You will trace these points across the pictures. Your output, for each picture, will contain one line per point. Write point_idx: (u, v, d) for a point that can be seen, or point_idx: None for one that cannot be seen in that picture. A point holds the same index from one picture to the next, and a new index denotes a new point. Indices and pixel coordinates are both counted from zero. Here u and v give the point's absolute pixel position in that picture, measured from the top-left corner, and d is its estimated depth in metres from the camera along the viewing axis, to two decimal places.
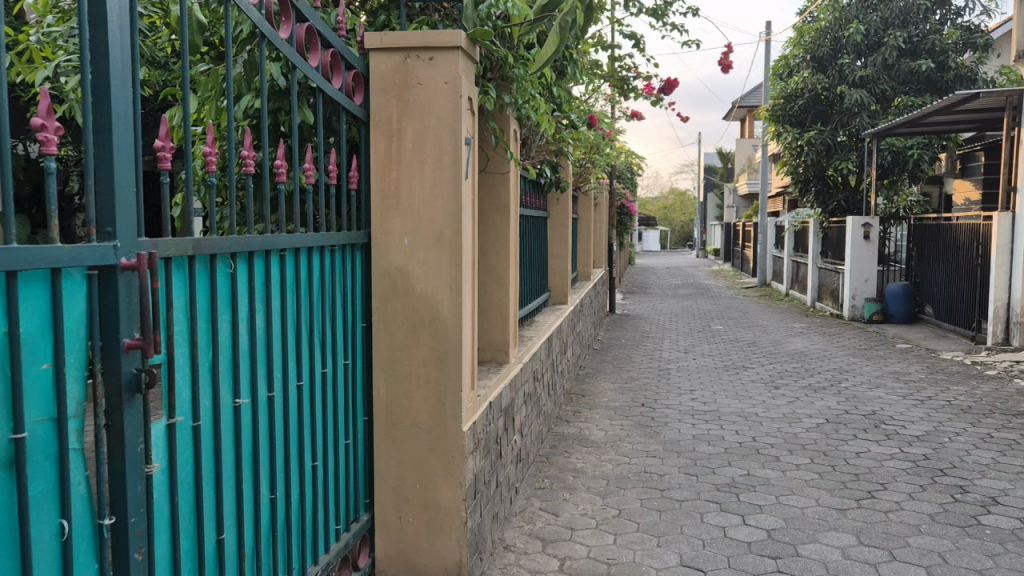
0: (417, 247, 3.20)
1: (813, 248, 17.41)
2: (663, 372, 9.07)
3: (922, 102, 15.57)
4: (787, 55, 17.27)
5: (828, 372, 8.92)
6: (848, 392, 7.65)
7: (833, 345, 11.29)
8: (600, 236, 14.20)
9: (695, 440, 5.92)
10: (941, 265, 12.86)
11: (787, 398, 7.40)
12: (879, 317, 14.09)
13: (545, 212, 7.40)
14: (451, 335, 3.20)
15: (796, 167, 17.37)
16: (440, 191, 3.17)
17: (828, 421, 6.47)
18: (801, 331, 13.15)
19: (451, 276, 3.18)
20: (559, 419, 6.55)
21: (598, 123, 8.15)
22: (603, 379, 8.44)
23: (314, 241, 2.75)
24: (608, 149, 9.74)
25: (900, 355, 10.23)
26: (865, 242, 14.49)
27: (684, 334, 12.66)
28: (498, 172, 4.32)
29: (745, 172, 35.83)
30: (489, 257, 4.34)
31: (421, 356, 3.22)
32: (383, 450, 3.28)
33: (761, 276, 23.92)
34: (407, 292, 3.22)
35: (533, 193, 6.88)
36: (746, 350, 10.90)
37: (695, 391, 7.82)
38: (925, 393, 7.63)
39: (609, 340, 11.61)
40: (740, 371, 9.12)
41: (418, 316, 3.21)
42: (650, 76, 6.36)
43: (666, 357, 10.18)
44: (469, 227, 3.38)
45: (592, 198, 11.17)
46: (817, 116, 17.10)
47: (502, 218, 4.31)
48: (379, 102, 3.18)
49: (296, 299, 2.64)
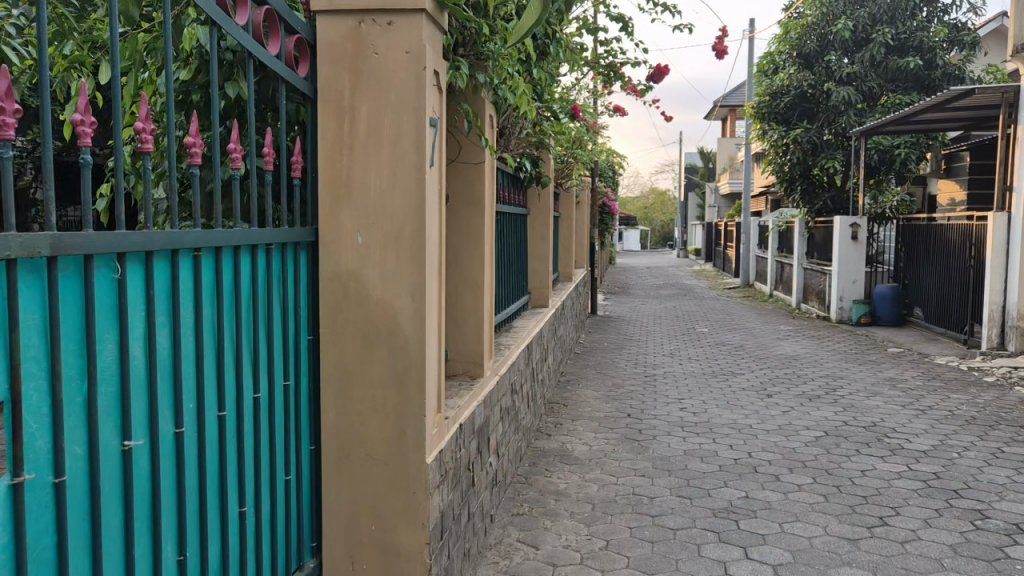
0: (373, 247, 2.71)
1: (798, 248, 17.07)
2: (649, 378, 8.64)
3: (910, 101, 15.23)
4: (773, 52, 16.91)
5: (821, 378, 8.52)
6: (845, 402, 7.24)
7: (823, 350, 10.89)
8: (583, 235, 13.78)
9: (687, 457, 5.48)
10: (931, 266, 12.52)
11: (781, 409, 6.97)
12: (867, 319, 13.76)
13: (525, 209, 6.92)
14: (413, 351, 2.70)
15: (781, 166, 17.00)
16: (399, 181, 2.68)
17: (827, 434, 6.04)
18: (788, 334, 12.77)
19: (411, 280, 2.69)
20: (540, 432, 6.09)
21: (581, 115, 7.68)
22: (586, 386, 7.99)
23: (243, 240, 2.25)
24: (591, 144, 9.28)
25: (893, 361, 9.84)
26: (853, 243, 14.13)
27: (669, 337, 12.24)
28: (473, 162, 3.85)
29: (727, 171, 35.53)
30: (461, 258, 3.87)
31: (377, 375, 2.73)
32: (332, 484, 2.78)
33: (744, 277, 23.58)
34: (362, 298, 2.73)
35: (512, 188, 6.41)
36: (734, 354, 10.48)
37: (683, 400, 7.39)
38: (925, 402, 7.22)
39: (592, 343, 11.17)
40: (729, 377, 8.70)
41: (374, 328, 2.72)
42: (638, 63, 5.88)
43: (651, 362, 9.74)
44: (435, 223, 2.90)
45: (573, 195, 10.70)
46: (803, 114, 16.73)
47: (477, 214, 3.84)
48: (328, 74, 2.69)
49: (216, 310, 2.14)
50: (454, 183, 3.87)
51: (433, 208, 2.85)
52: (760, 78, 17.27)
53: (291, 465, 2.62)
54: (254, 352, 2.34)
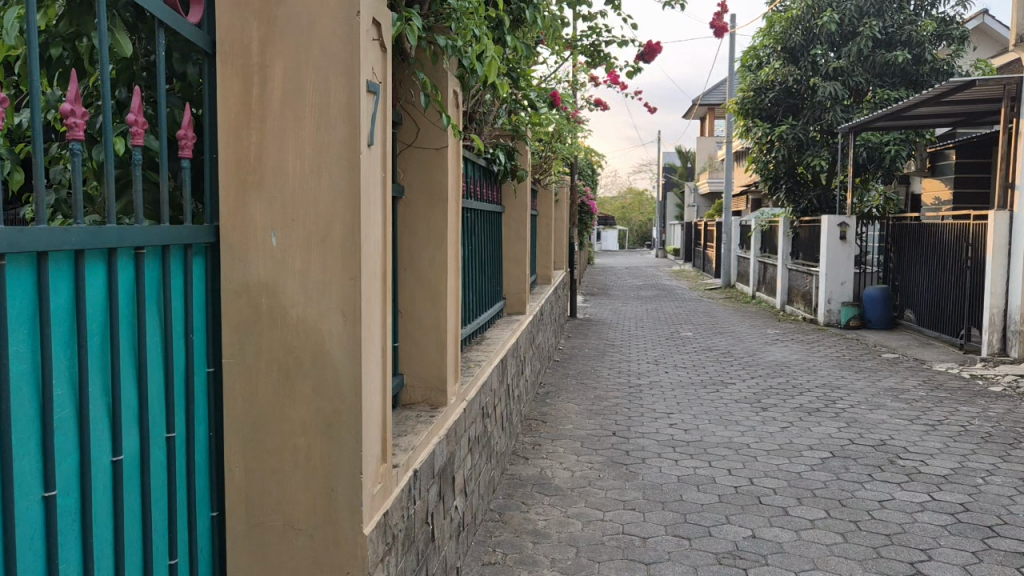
0: (294, 248, 2.05)
1: (782, 249, 16.52)
2: (633, 389, 8.03)
3: (898, 96, 14.74)
4: (756, 46, 16.39)
5: (817, 389, 7.96)
6: (847, 416, 6.67)
7: (814, 356, 10.34)
8: (562, 237, 13.19)
9: (680, 485, 4.86)
10: (923, 267, 12.04)
11: (779, 425, 6.39)
12: (856, 323, 13.23)
13: (499, 206, 6.27)
14: (346, 389, 2.05)
15: (766, 164, 16.48)
16: (326, 164, 2.02)
17: (834, 455, 5.46)
18: (776, 338, 12.22)
19: (343, 293, 2.04)
20: (516, 455, 5.46)
21: (561, 103, 7.04)
22: (566, 399, 7.36)
23: (89, 238, 1.55)
24: (570, 137, 8.64)
25: (889, 367, 9.31)
26: (842, 243, 13.59)
27: (652, 342, 11.65)
28: (432, 146, 3.19)
29: (706, 170, 35.10)
30: (419, 262, 3.24)
31: (298, 417, 2.07)
32: (241, 563, 2.11)
33: (725, 277, 23.08)
34: (279, 316, 2.06)
35: (484, 182, 5.75)
36: (722, 362, 9.89)
37: (672, 415, 6.78)
38: (933, 417, 6.66)
39: (572, 350, 10.56)
40: (719, 387, 8.11)
41: (294, 357, 2.07)
42: (626, 42, 5.26)
43: (635, 371, 9.14)
44: (377, 220, 2.24)
45: (551, 193, 10.06)
46: (787, 110, 16.20)
47: (437, 209, 3.20)
48: (231, 21, 2.02)
49: (40, 346, 1.46)
50: (411, 170, 3.21)
51: (374, 199, 2.20)
52: (743, 73, 16.73)
53: (182, 546, 1.95)
54: (113, 401, 1.66)
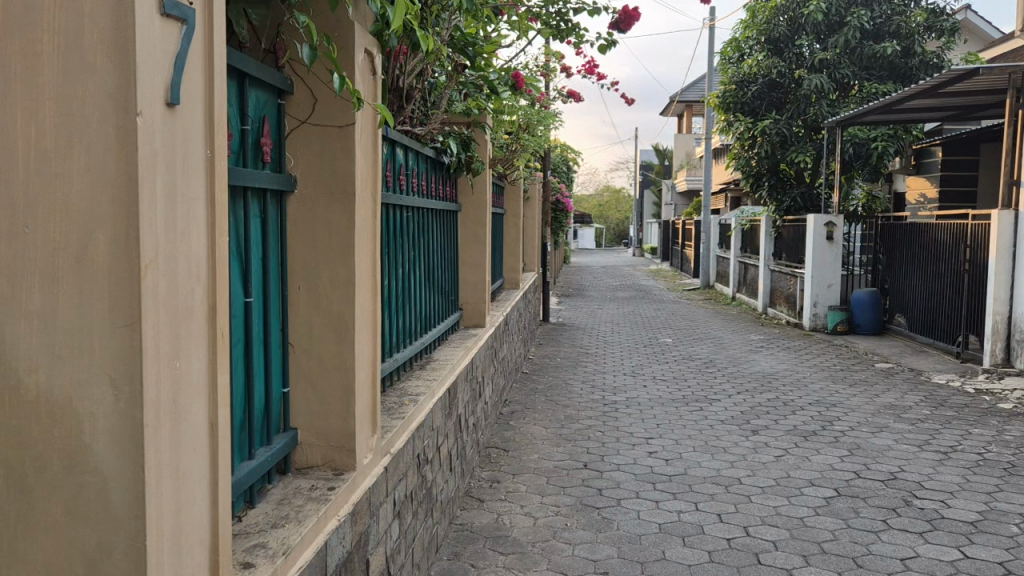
0: (30, 273, 1.23)
1: (764, 249, 15.83)
2: (607, 407, 7.26)
3: (886, 90, 14.06)
4: (739, 37, 15.66)
5: (810, 406, 7.22)
6: (848, 441, 5.93)
7: (802, 365, 9.62)
8: (534, 238, 12.43)
9: (663, 537, 4.07)
10: (914, 271, 11.42)
11: (772, 454, 5.64)
12: (844, 328, 12.49)
13: (454, 203, 5.46)
14: (121, 511, 1.22)
15: (748, 160, 15.79)
16: (80, 135, 1.20)
17: (840, 495, 4.71)
18: (760, 345, 11.51)
19: (108, 348, 1.22)
20: (470, 497, 4.67)
21: (528, 90, 6.19)
22: (532, 421, 6.57)
23: None
24: (540, 128, 7.82)
25: (883, 380, 8.60)
26: (828, 244, 12.87)
27: (629, 349, 10.90)
28: (334, 125, 2.38)
29: (684, 168, 34.51)
30: (319, 279, 2.43)
31: (42, 551, 1.25)
32: None
33: (703, 278, 22.42)
34: (8, 388, 1.24)
35: (435, 175, 4.92)
36: (704, 373, 9.14)
37: (652, 440, 6.00)
38: (944, 442, 5.92)
39: (542, 360, 9.77)
40: (702, 405, 7.35)
41: (34, 456, 1.25)
42: (598, 10, 4.46)
43: (610, 384, 8.37)
44: (199, 225, 1.42)
45: (521, 189, 9.26)
46: (771, 104, 15.48)
47: (340, 209, 2.39)
48: None
49: None
50: (304, 154, 2.39)
51: (187, 190, 1.36)
52: (724, 66, 15.97)
53: None
54: None
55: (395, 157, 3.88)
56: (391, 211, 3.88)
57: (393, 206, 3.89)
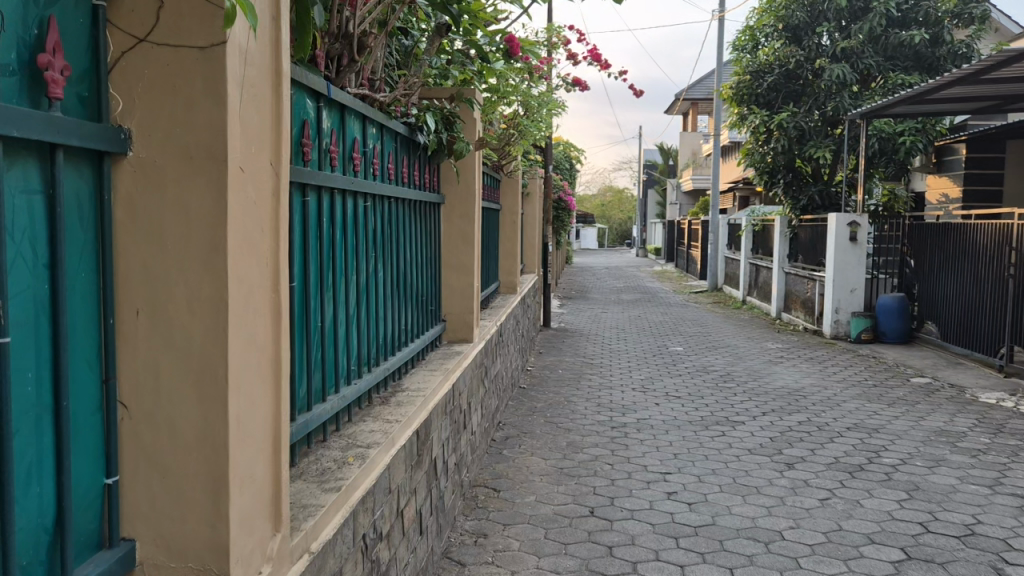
0: None
1: (779, 250, 14.89)
2: (615, 431, 6.32)
3: (913, 81, 13.06)
4: (754, 25, 14.72)
5: (849, 432, 6.26)
6: (905, 480, 4.97)
7: (829, 380, 8.69)
8: (534, 238, 11.53)
9: None
10: (948, 276, 10.44)
11: (815, 497, 4.70)
12: (868, 336, 11.55)
13: (435, 195, 4.51)
14: None
15: (763, 156, 14.85)
16: None
17: (909, 559, 3.77)
18: (779, 355, 10.56)
19: None
20: (448, 559, 3.75)
21: (526, 60, 5.25)
22: (529, 451, 5.65)
23: None
24: (538, 112, 6.86)
25: (924, 398, 7.61)
26: (852, 244, 11.92)
27: (637, 360, 9.97)
28: (189, 43, 1.45)
29: (690, 167, 33.56)
30: (169, 297, 1.49)
31: None
32: None
33: (711, 280, 21.50)
34: None
35: (409, 159, 3.96)
36: (721, 389, 8.20)
37: (670, 479, 5.07)
38: (1018, 481, 4.96)
39: (543, 372, 8.85)
40: (724, 429, 6.43)
41: None
42: None
43: (618, 402, 7.45)
44: None
45: (518, 183, 8.32)
46: (788, 96, 14.53)
47: (201, 181, 1.47)
48: None
49: None
50: (146, 92, 1.46)
51: None
52: (737, 56, 15.04)
53: None
54: None
55: (344, 129, 2.93)
56: (341, 200, 2.94)
57: (343, 193, 2.94)
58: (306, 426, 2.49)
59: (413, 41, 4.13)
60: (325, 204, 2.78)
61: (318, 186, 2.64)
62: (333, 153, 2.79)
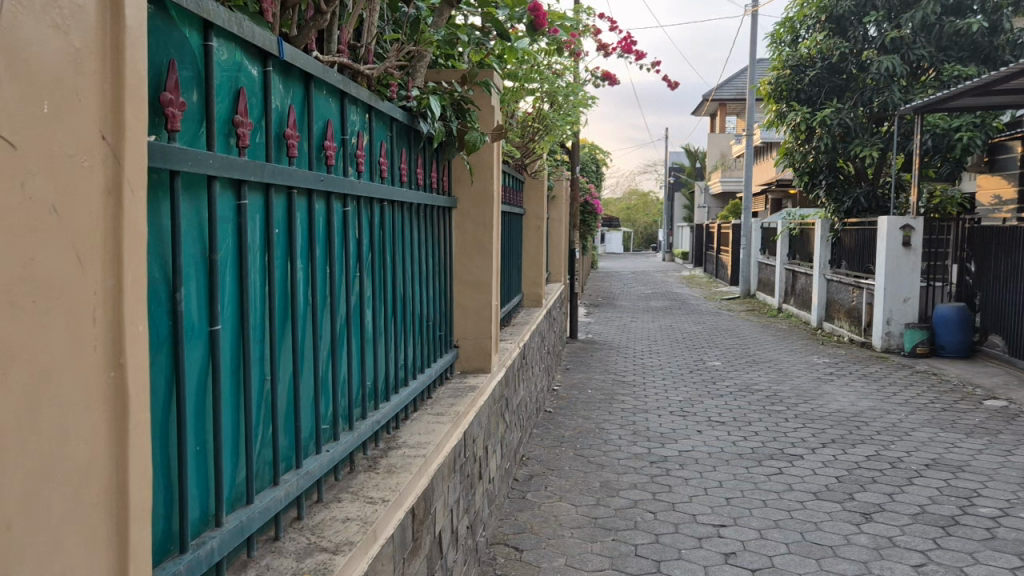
0: None
1: (819, 256, 13.97)
2: (655, 468, 5.49)
3: (970, 73, 12.13)
4: (793, 16, 13.95)
5: (928, 470, 5.40)
6: (1014, 541, 4.12)
7: (889, 401, 7.81)
8: (560, 244, 10.72)
9: None
10: (1016, 285, 9.53)
11: (906, 562, 3.87)
12: (924, 350, 10.62)
13: (445, 198, 3.74)
14: None
15: (804, 155, 13.96)
16: None
17: None
18: (828, 371, 9.68)
19: None
20: None
21: (554, 36, 4.48)
22: (558, 495, 4.85)
23: None
24: (570, 103, 6.12)
25: (1004, 425, 6.72)
26: (905, 250, 10.96)
27: (673, 377, 9.14)
28: None
29: (718, 169, 32.59)
30: None
31: None
32: None
33: (743, 286, 20.57)
34: None
35: (408, 152, 3.19)
36: (769, 412, 7.36)
37: (726, 534, 4.25)
38: None
39: (570, 393, 8.03)
40: (782, 465, 5.60)
41: None
42: None
43: (656, 430, 6.63)
44: None
45: (544, 183, 7.57)
46: (831, 92, 13.62)
47: None
48: None
49: None
50: None
51: None
52: (776, 50, 14.29)
53: None
54: None
55: (310, 104, 2.15)
56: (305, 201, 2.15)
57: (307, 192, 2.15)
58: (244, 529, 1.71)
59: (416, 11, 3.31)
60: (279, 206, 2.00)
61: (264, 183, 1.86)
62: (294, 136, 2.00)
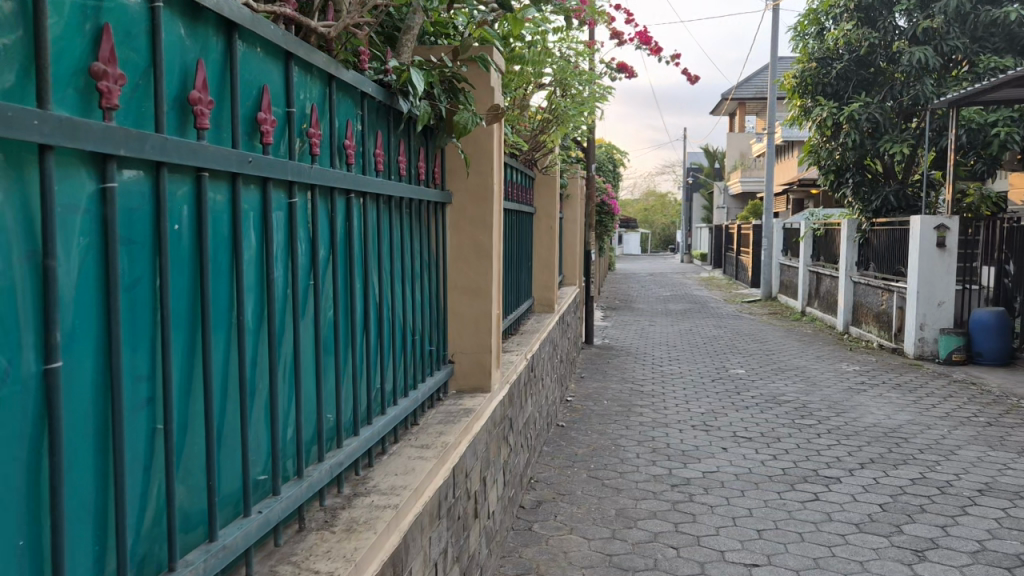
0: None
1: (846, 257, 13.36)
2: (677, 492, 4.95)
3: (1008, 64, 11.49)
4: (818, 8, 13.37)
5: (982, 498, 4.83)
6: None
7: (929, 414, 7.22)
8: (575, 245, 10.19)
9: None
10: None
11: None
12: (960, 356, 9.99)
13: (434, 191, 3.23)
14: None
15: (830, 152, 13.36)
16: None
17: None
18: (859, 380, 9.09)
19: None
20: None
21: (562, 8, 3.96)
22: (568, 526, 4.32)
23: None
24: (582, 91, 5.60)
25: None
26: (939, 251, 10.36)
27: (693, 386, 8.58)
28: None
29: (738, 168, 31.92)
30: None
31: None
32: None
33: (765, 288, 19.94)
34: None
35: (385, 134, 2.68)
36: (799, 427, 6.80)
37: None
38: None
39: (584, 404, 7.49)
40: (817, 490, 5.04)
41: None
42: None
43: (676, 447, 6.08)
44: None
45: (555, 179, 7.05)
46: (858, 86, 13.02)
47: None
48: None
49: None
50: None
51: None
52: (800, 42, 13.70)
53: None
54: None
55: (233, 62, 1.64)
56: (227, 189, 1.64)
57: (230, 176, 1.64)
58: None
59: None
60: (183, 195, 1.49)
61: (150, 161, 1.35)
62: (202, 101, 1.50)
